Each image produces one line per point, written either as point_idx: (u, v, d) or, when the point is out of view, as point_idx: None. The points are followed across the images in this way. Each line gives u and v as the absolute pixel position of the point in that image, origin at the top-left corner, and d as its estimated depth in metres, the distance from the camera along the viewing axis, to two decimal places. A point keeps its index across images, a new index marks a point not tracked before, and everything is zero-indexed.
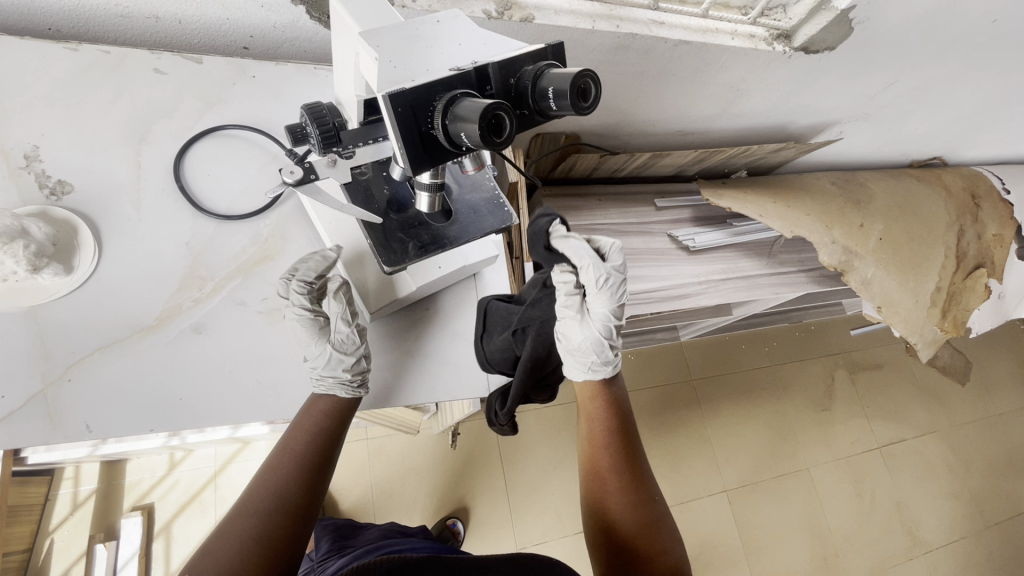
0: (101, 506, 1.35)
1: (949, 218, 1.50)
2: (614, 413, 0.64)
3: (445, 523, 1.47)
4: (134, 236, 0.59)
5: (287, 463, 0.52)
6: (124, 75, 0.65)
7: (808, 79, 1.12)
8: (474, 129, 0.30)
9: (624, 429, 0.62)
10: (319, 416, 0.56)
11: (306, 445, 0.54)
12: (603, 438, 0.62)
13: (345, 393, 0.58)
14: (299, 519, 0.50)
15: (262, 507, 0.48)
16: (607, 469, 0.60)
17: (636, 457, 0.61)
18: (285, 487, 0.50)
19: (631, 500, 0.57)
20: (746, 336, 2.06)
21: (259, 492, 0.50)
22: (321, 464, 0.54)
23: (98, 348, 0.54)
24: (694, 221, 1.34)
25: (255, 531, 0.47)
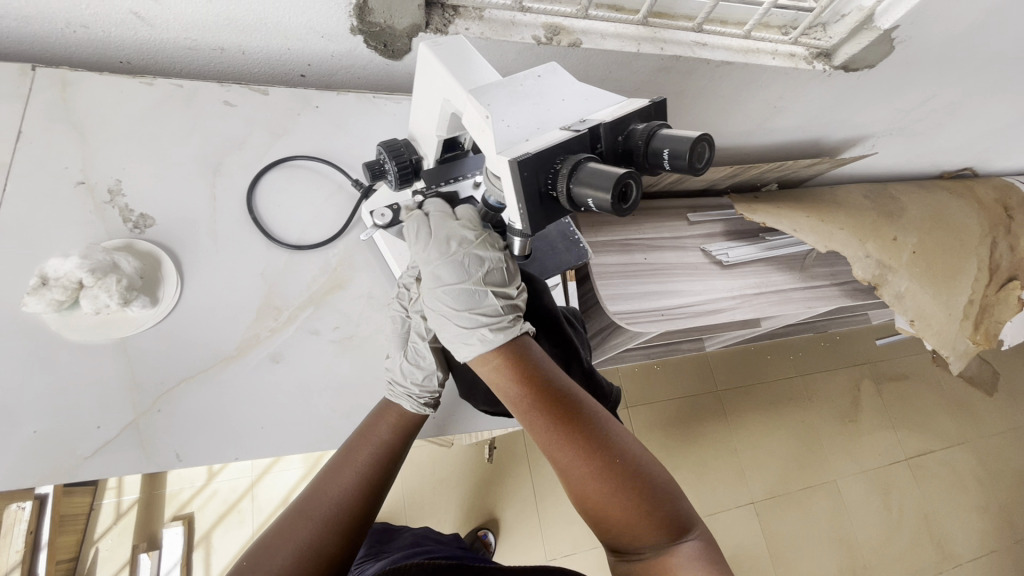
0: (144, 516, 1.38)
1: (983, 230, 1.49)
2: (525, 377, 0.48)
3: (476, 534, 1.48)
4: (213, 267, 0.61)
5: (348, 470, 0.51)
6: (195, 108, 0.67)
7: (846, 96, 1.12)
8: (603, 197, 0.31)
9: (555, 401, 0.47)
10: (395, 427, 0.54)
11: (374, 453, 0.52)
12: (530, 418, 0.47)
13: (411, 406, 0.56)
14: (355, 529, 0.48)
15: (320, 513, 0.47)
16: (551, 447, 0.46)
17: (579, 416, 0.47)
18: (345, 493, 0.49)
19: (594, 475, 0.44)
20: (770, 345, 2.06)
21: (319, 496, 0.49)
22: (388, 472, 0.53)
23: (185, 378, 0.56)
24: (727, 235, 1.34)
25: (312, 536, 0.46)
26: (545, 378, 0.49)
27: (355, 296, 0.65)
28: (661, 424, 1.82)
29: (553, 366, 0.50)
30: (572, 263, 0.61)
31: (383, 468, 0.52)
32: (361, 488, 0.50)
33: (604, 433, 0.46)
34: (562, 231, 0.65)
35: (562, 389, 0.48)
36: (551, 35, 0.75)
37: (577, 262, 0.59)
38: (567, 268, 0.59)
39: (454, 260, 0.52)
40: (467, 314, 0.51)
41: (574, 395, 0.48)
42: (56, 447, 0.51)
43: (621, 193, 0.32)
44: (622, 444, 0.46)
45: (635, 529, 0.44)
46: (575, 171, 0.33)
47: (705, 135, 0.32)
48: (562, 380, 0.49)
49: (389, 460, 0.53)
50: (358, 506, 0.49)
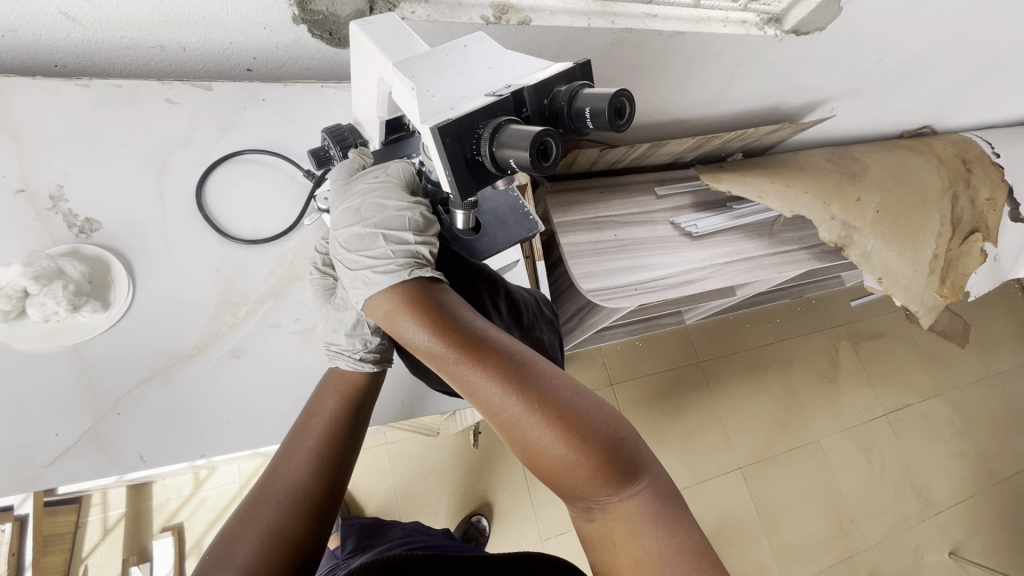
0: (133, 529, 1.37)
1: (943, 185, 1.52)
2: (438, 326, 0.43)
3: (470, 520, 1.49)
4: (167, 267, 0.60)
5: (301, 448, 0.50)
6: (137, 108, 0.65)
7: (800, 60, 1.13)
8: (523, 155, 0.31)
9: (474, 348, 0.41)
10: (342, 397, 0.54)
11: (322, 428, 0.51)
12: (443, 366, 0.42)
13: (347, 364, 0.56)
14: (320, 507, 0.48)
15: (277, 496, 0.47)
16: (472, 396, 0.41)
17: (500, 360, 0.41)
18: (299, 470, 0.49)
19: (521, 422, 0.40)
20: (748, 314, 2.08)
21: (275, 480, 0.48)
22: (344, 445, 0.52)
23: (143, 381, 0.55)
24: (694, 207, 1.35)
25: (273, 520, 0.46)
26: (468, 324, 0.43)
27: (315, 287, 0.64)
28: (646, 398, 1.84)
29: (467, 313, 0.44)
30: (523, 235, 0.58)
31: (337, 442, 0.51)
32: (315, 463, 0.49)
33: (532, 381, 0.41)
34: (511, 203, 0.62)
35: (481, 336, 0.42)
36: (499, 14, 0.74)
37: (526, 235, 0.58)
38: (517, 242, 0.58)
39: (348, 204, 0.50)
40: (353, 257, 0.48)
41: (494, 344, 0.42)
42: (15, 457, 0.50)
43: (542, 151, 0.32)
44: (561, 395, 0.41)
45: (579, 483, 0.39)
46: (497, 135, 0.33)
47: (621, 89, 0.33)
48: (476, 327, 0.43)
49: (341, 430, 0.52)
50: (315, 482, 0.48)
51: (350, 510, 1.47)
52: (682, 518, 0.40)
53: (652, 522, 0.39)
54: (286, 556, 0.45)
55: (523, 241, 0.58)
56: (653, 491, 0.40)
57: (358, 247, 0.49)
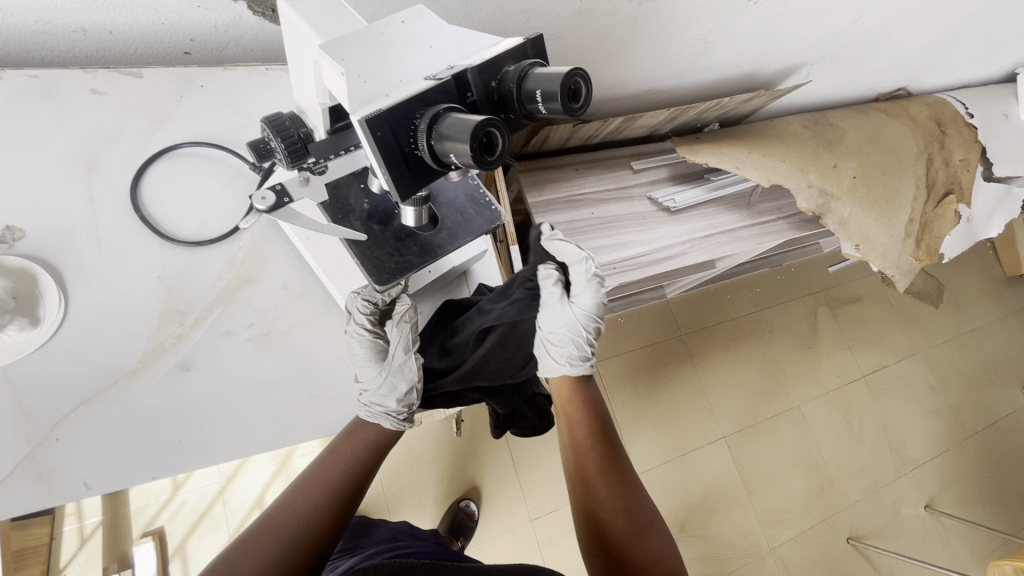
0: (111, 536, 1.34)
1: (919, 148, 1.51)
2: (590, 412, 0.68)
3: (459, 505, 1.49)
4: (101, 276, 0.55)
5: (319, 488, 0.53)
6: (56, 102, 0.59)
7: (775, 23, 1.08)
8: (464, 150, 0.28)
9: (607, 439, 0.66)
10: (362, 445, 0.57)
11: (345, 473, 0.55)
12: (583, 439, 0.66)
13: (390, 424, 0.59)
14: (320, 546, 0.50)
15: (289, 528, 0.49)
16: (592, 468, 0.64)
17: (617, 457, 0.65)
18: (315, 507, 0.51)
19: (617, 506, 0.61)
20: (729, 285, 2.07)
21: (287, 511, 0.50)
22: (358, 492, 0.55)
23: (81, 403, 0.52)
24: (672, 180, 1.32)
25: (278, 547, 0.48)
26: (605, 422, 0.69)
27: (269, 290, 0.60)
28: (629, 374, 1.83)
29: (604, 415, 0.69)
30: (486, 228, 0.54)
31: (352, 487, 0.54)
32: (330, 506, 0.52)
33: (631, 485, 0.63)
34: (471, 191, 0.57)
35: (612, 436, 0.67)
36: None
37: (490, 226, 0.54)
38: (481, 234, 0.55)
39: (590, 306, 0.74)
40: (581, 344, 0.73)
41: (616, 443, 0.67)
42: None
43: (487, 143, 0.29)
44: (642, 496, 0.63)
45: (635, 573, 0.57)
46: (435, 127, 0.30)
47: (572, 70, 0.29)
48: (611, 429, 0.68)
49: (356, 477, 0.55)
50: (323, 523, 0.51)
51: None
52: None
53: None
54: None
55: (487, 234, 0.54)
56: None
57: (583, 338, 0.73)
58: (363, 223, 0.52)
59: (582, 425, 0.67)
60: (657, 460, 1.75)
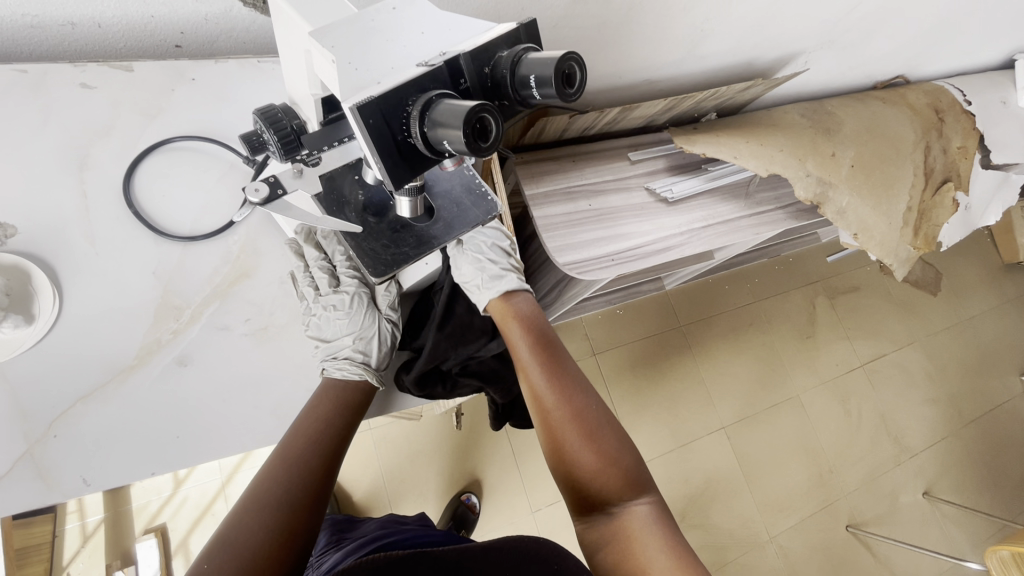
0: (113, 534, 1.34)
1: (917, 136, 1.50)
2: (537, 350, 0.64)
3: (460, 499, 1.49)
4: (95, 272, 0.55)
5: (293, 456, 0.52)
6: (46, 96, 0.58)
7: (771, 11, 1.07)
8: (458, 136, 0.27)
9: (551, 351, 0.65)
10: (333, 405, 0.56)
11: (315, 434, 0.53)
12: (528, 356, 0.64)
13: (375, 380, 0.61)
14: (305, 512, 0.49)
15: (268, 499, 0.48)
16: (540, 384, 0.63)
17: (563, 367, 0.64)
18: (291, 476, 0.50)
19: (570, 418, 0.60)
20: (727, 276, 2.07)
21: (264, 484, 0.49)
22: (335, 453, 0.54)
23: (77, 400, 0.52)
24: (669, 170, 1.31)
25: (266, 515, 0.47)
26: (545, 334, 0.67)
27: (265, 284, 0.60)
28: (628, 365, 1.83)
29: (545, 326, 0.68)
30: (482, 218, 0.54)
31: (325, 448, 0.53)
32: (313, 468, 0.52)
33: (580, 391, 0.62)
34: (466, 182, 0.56)
35: (554, 348, 0.65)
36: None
37: (486, 217, 0.53)
38: (477, 224, 0.54)
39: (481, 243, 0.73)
40: (492, 270, 0.71)
41: (560, 352, 0.65)
42: None
43: (482, 128, 0.28)
44: (599, 423, 0.61)
45: (601, 483, 0.57)
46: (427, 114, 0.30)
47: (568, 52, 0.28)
48: (553, 339, 0.66)
49: (334, 436, 0.54)
50: (310, 484, 0.51)
51: (336, 499, 1.45)
52: (673, 532, 0.56)
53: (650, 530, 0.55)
54: (277, 555, 0.46)
55: (484, 224, 0.53)
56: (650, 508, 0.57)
57: (494, 266, 0.72)
58: (358, 215, 0.51)
59: (529, 361, 0.64)
60: (657, 451, 1.76)
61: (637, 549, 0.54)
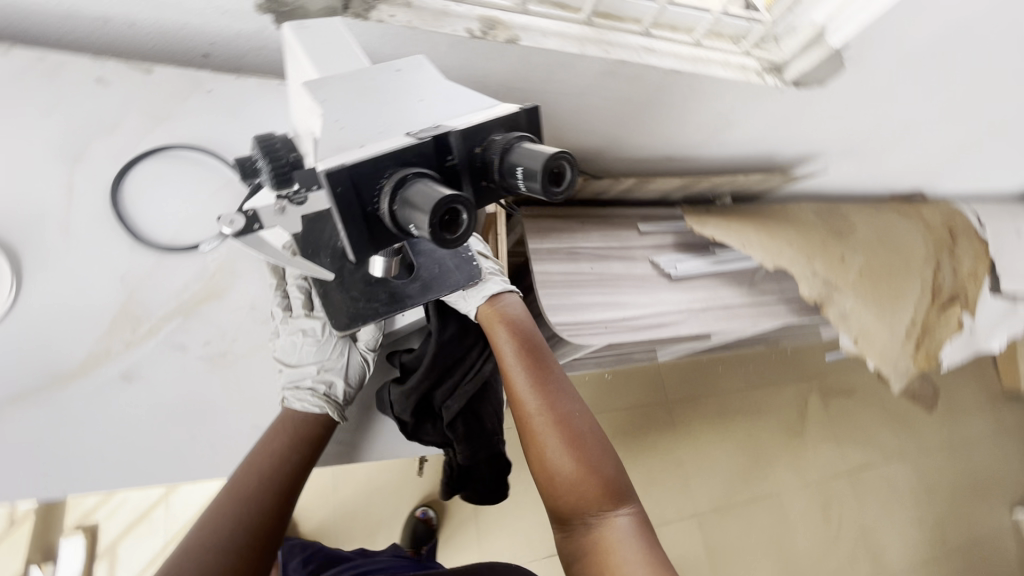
0: (41, 525, 1.27)
1: (927, 252, 1.50)
2: (521, 352, 0.61)
3: (415, 514, 1.41)
4: (58, 269, 0.53)
5: (242, 497, 0.48)
6: (57, 84, 0.57)
7: (796, 114, 1.08)
8: (424, 220, 0.26)
9: (536, 353, 0.62)
10: (289, 439, 0.53)
11: (269, 474, 0.50)
12: (512, 358, 0.61)
13: (334, 414, 0.57)
14: (253, 561, 0.45)
15: (211, 548, 0.44)
16: (523, 386, 0.59)
17: (547, 369, 0.61)
18: (239, 521, 0.46)
19: (552, 420, 0.56)
20: (722, 358, 2.03)
21: (208, 532, 0.45)
22: (289, 495, 0.51)
23: (8, 400, 0.49)
24: (676, 247, 1.31)
25: (215, 553, 0.44)
26: (531, 336, 0.64)
27: (234, 308, 0.57)
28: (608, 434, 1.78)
29: (531, 328, 0.65)
30: (463, 284, 0.52)
31: (280, 490, 0.50)
32: (263, 502, 0.48)
33: (563, 395, 0.59)
34: None
35: (540, 349, 0.63)
36: (486, 28, 0.71)
37: (467, 282, 0.51)
38: (456, 289, 0.52)
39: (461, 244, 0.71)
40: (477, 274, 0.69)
41: (545, 355, 0.62)
42: None
43: (452, 215, 0.27)
44: (583, 430, 0.56)
45: (581, 491, 0.53)
46: (401, 191, 0.28)
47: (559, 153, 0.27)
48: (538, 341, 0.63)
49: (286, 473, 0.51)
50: (259, 519, 0.47)
51: None
52: (654, 545, 0.52)
53: (629, 538, 0.52)
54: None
55: (463, 290, 0.52)
56: (632, 516, 0.53)
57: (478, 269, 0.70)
58: (334, 261, 0.48)
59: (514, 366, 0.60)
60: None
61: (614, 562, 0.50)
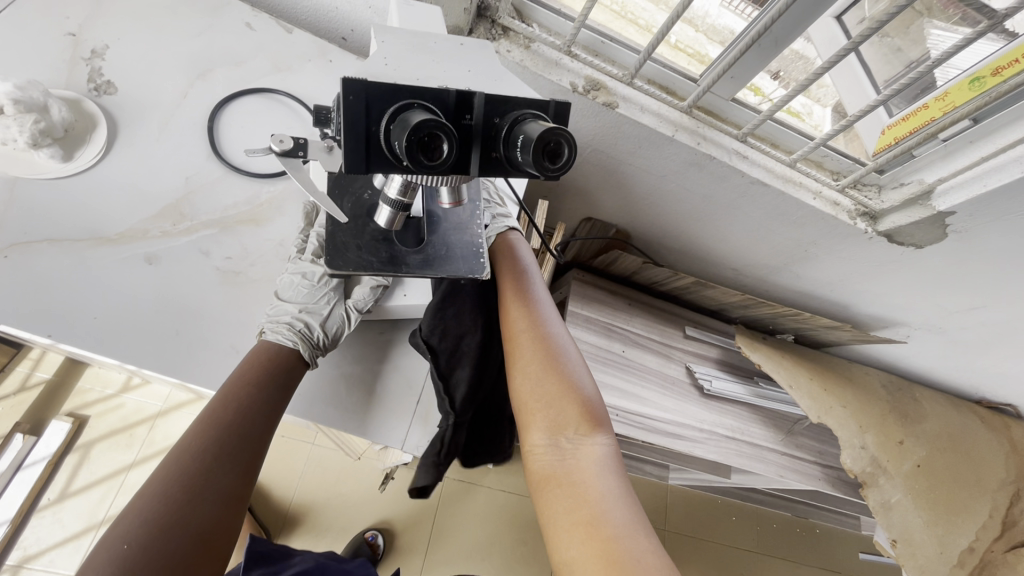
0: (43, 398, 1.33)
1: (1007, 476, 1.27)
2: (517, 282, 0.62)
3: (363, 535, 1.29)
4: (144, 153, 0.60)
5: (207, 431, 0.45)
6: (217, 19, 0.68)
7: (886, 272, 0.99)
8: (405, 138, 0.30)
9: (531, 287, 0.63)
10: (262, 369, 0.51)
11: (236, 405, 0.47)
12: (509, 287, 0.62)
13: (305, 351, 0.54)
14: (231, 495, 0.43)
15: (177, 481, 0.41)
16: (514, 313, 0.60)
17: (540, 302, 0.61)
18: (206, 454, 0.44)
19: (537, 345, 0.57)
20: (738, 507, 1.82)
21: (175, 467, 0.42)
22: (258, 427, 0.48)
23: (47, 240, 0.54)
24: (718, 363, 1.23)
25: (185, 489, 0.41)
26: (528, 270, 0.65)
27: (265, 239, 0.61)
28: None
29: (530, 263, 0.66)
30: (460, 273, 0.52)
31: (247, 420, 0.47)
32: (249, 433, 0.47)
33: (551, 327, 0.59)
34: (473, 238, 0.55)
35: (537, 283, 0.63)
36: (589, 88, 0.76)
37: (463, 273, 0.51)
38: (452, 275, 0.52)
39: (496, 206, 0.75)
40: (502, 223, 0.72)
41: (541, 290, 0.63)
42: None
43: (431, 143, 0.31)
44: (567, 358, 0.56)
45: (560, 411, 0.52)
46: (402, 115, 0.32)
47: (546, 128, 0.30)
48: (536, 276, 0.64)
49: (266, 404, 0.49)
50: (248, 452, 0.46)
51: None
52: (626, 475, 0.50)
53: (603, 460, 0.50)
54: (221, 527, 0.41)
55: (457, 278, 0.52)
56: (608, 445, 0.51)
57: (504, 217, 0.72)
58: (356, 210, 0.53)
59: (510, 294, 0.61)
60: None
61: (590, 483, 0.48)
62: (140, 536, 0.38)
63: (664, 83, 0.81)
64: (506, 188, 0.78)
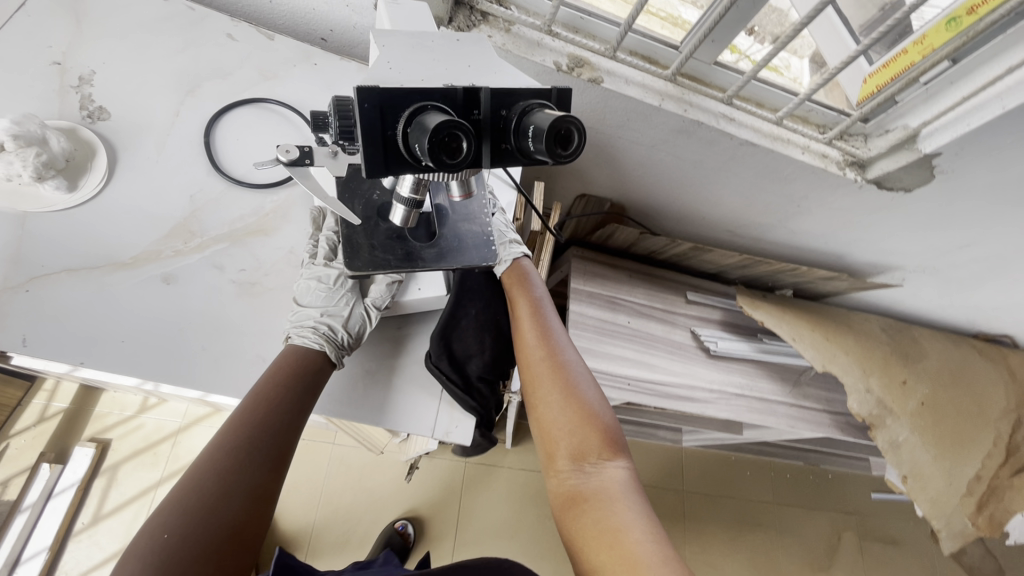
0: (64, 426, 1.34)
1: (1008, 404, 1.31)
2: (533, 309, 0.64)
3: (394, 526, 1.32)
4: (146, 175, 0.61)
5: (236, 431, 0.46)
6: (199, 33, 0.68)
7: (877, 218, 1.01)
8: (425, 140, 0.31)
9: (547, 314, 0.65)
10: (286, 374, 0.52)
11: (263, 406, 0.49)
12: (525, 313, 0.64)
13: (331, 351, 0.56)
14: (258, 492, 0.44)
15: (209, 480, 0.43)
16: (531, 338, 0.62)
17: (556, 327, 0.63)
18: (235, 453, 0.45)
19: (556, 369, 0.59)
20: (751, 461, 1.87)
21: (208, 464, 0.44)
22: (286, 429, 0.49)
23: (63, 270, 0.55)
24: (721, 325, 1.26)
25: (217, 487, 0.43)
26: (543, 298, 0.67)
27: (275, 248, 0.62)
28: None
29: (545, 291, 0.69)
30: (474, 263, 0.54)
31: (275, 421, 0.48)
32: (276, 432, 0.48)
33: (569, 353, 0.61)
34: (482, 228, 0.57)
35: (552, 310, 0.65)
36: (573, 65, 0.76)
37: (477, 262, 0.53)
38: (467, 266, 0.54)
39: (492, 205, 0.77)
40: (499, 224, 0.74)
41: (557, 315, 0.65)
42: None
43: (451, 144, 0.32)
44: (586, 381, 0.58)
45: (581, 436, 0.54)
46: (417, 118, 0.34)
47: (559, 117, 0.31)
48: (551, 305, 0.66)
49: (292, 404, 0.50)
50: (277, 450, 0.47)
51: None
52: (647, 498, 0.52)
53: (624, 485, 0.52)
54: (250, 525, 0.43)
55: (473, 268, 0.54)
56: (628, 468, 0.54)
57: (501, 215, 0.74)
58: (367, 212, 0.54)
59: (525, 319, 0.64)
60: None
61: (615, 503, 0.50)
62: (175, 527, 0.40)
63: (647, 53, 0.82)
64: (504, 176, 0.80)
